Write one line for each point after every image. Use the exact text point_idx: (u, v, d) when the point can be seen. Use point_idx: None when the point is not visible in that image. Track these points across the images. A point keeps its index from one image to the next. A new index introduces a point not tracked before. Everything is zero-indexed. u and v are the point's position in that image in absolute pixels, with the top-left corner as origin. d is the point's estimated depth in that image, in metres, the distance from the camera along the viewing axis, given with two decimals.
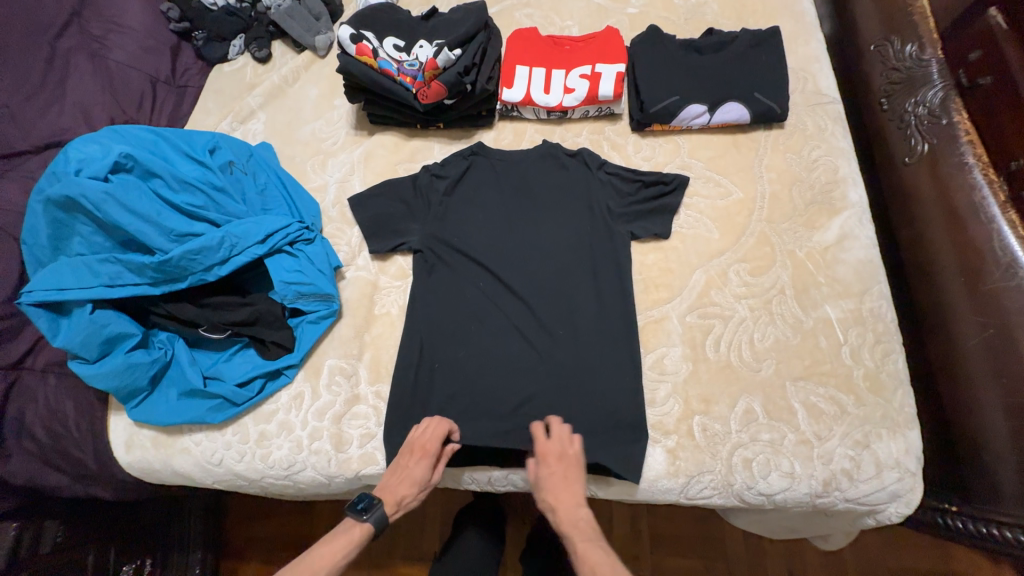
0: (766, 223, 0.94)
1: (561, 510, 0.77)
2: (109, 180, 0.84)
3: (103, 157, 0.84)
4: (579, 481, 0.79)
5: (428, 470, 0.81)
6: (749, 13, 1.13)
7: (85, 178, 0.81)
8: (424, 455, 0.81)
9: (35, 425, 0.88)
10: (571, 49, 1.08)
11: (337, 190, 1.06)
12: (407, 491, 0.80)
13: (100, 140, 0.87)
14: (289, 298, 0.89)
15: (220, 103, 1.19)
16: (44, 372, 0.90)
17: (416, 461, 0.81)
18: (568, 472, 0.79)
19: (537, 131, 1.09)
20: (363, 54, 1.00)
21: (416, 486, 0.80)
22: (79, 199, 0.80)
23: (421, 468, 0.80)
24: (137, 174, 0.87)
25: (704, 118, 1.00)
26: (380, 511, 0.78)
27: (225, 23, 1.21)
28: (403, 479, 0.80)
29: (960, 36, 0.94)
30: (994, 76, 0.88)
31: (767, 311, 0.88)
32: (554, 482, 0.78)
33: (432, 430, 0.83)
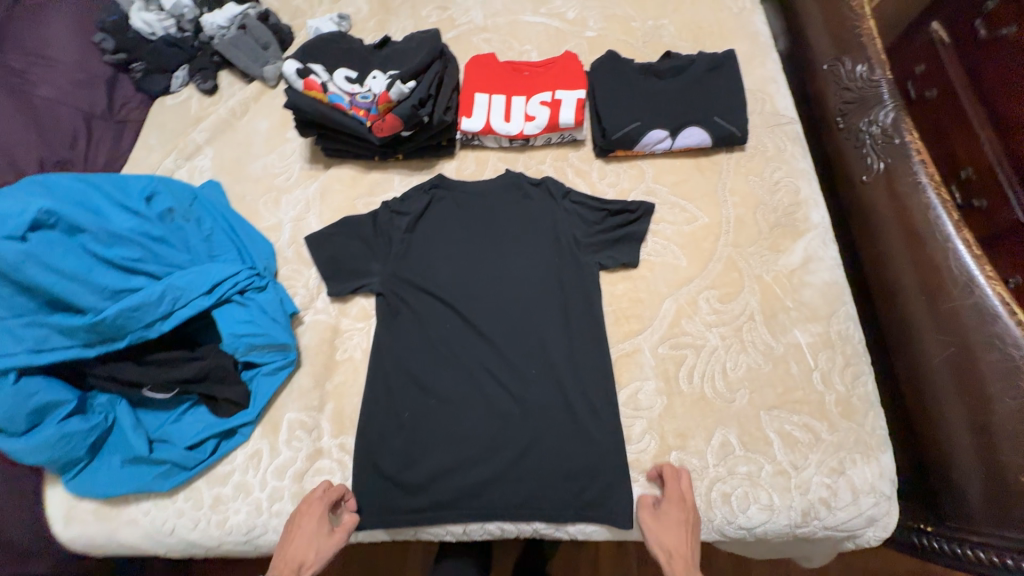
0: (733, 248, 0.93)
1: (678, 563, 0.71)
2: (28, 239, 0.74)
3: (20, 212, 0.74)
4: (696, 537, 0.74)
5: (324, 526, 0.76)
6: (705, 35, 1.14)
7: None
8: (321, 509, 0.77)
9: None
10: (531, 76, 1.07)
11: (292, 229, 1.01)
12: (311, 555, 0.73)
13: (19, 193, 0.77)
14: (241, 350, 0.83)
15: (163, 138, 1.12)
16: None
17: (309, 517, 0.76)
18: (686, 526, 0.74)
19: (500, 160, 1.07)
20: (311, 88, 0.95)
21: (314, 544, 0.74)
22: None
23: (314, 524, 0.76)
24: (61, 230, 0.77)
25: (667, 143, 0.99)
26: None
27: (166, 53, 1.15)
28: (308, 539, 0.74)
29: (908, 48, 1.04)
30: (938, 89, 0.97)
31: (738, 339, 0.87)
32: (671, 539, 0.73)
33: (329, 486, 0.81)
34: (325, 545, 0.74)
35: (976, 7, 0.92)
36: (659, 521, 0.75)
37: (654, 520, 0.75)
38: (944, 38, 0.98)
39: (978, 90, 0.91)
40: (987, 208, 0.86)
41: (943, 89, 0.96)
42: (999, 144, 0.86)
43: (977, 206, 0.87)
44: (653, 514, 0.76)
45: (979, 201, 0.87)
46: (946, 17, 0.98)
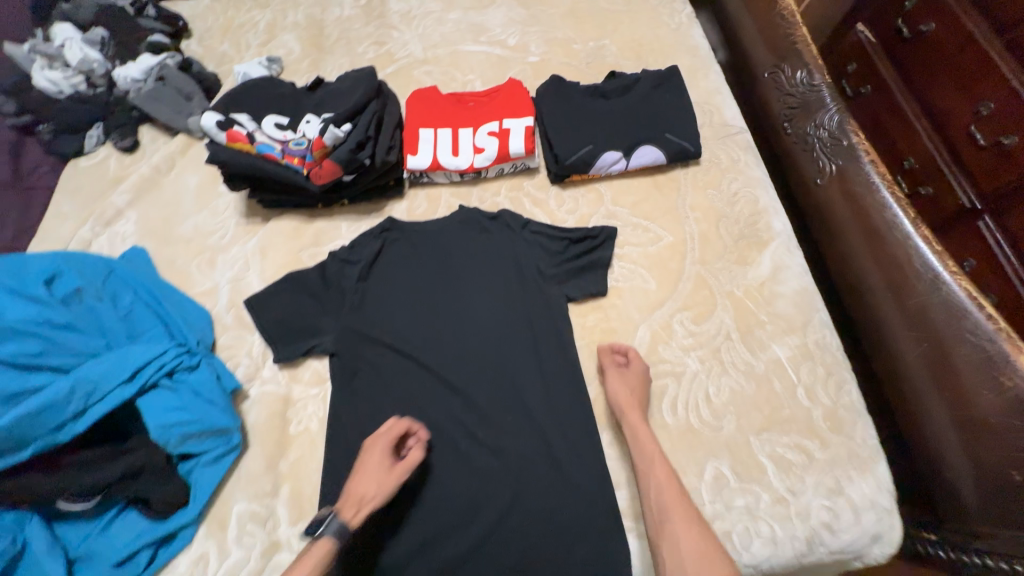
0: (701, 265, 0.91)
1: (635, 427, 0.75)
2: None
3: None
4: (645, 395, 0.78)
5: (387, 460, 0.73)
6: (647, 52, 1.13)
7: None
8: (384, 442, 0.74)
9: None
10: (476, 106, 1.03)
11: (230, 291, 0.92)
12: (374, 497, 0.71)
13: None
14: (174, 442, 0.72)
15: (77, 205, 1.01)
16: None
17: (373, 452, 0.74)
18: (639, 388, 0.78)
19: (453, 195, 1.01)
20: (235, 140, 0.88)
21: (379, 479, 0.71)
22: None
23: (377, 458, 0.73)
24: None
25: (621, 164, 0.97)
26: (337, 520, 0.67)
27: (77, 112, 1.05)
28: (373, 480, 0.71)
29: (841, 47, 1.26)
30: (872, 85, 1.18)
31: (718, 360, 0.83)
32: (624, 397, 0.77)
33: (392, 422, 0.77)
34: (389, 478, 0.72)
35: (891, 15, 1.13)
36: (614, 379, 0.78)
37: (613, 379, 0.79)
38: (869, 38, 1.19)
39: (908, 83, 1.10)
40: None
41: (876, 85, 1.17)
42: (934, 133, 1.05)
43: (924, 192, 1.07)
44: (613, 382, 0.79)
45: (925, 188, 1.07)
46: (867, 22, 1.19)
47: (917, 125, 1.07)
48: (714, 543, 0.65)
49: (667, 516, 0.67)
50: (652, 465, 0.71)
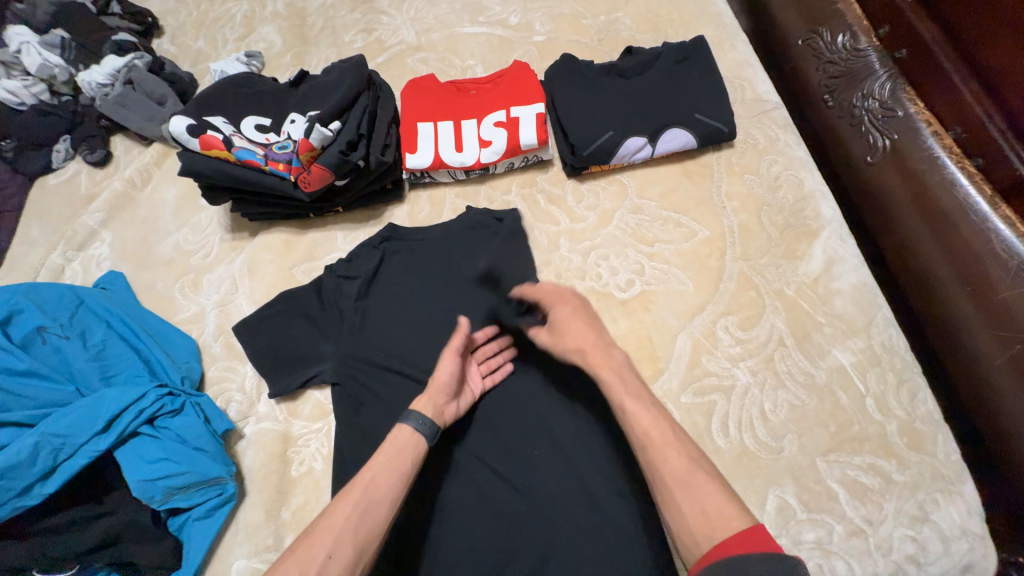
0: (743, 261, 0.80)
1: (594, 358, 0.67)
2: None
3: None
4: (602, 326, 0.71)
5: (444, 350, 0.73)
6: (666, 23, 1.02)
7: None
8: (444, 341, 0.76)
9: None
10: (478, 93, 0.93)
11: (217, 316, 0.83)
12: (442, 380, 0.69)
13: None
14: (160, 498, 0.63)
15: (47, 228, 0.92)
16: None
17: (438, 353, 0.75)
18: (586, 311, 0.72)
19: (458, 196, 0.91)
20: (210, 147, 0.76)
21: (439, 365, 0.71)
22: None
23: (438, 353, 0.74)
24: None
25: (646, 151, 0.85)
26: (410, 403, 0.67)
27: (40, 125, 0.96)
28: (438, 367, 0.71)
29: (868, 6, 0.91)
30: (910, 48, 0.85)
31: (772, 371, 0.73)
32: (576, 324, 0.70)
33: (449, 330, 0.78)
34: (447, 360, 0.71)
35: None
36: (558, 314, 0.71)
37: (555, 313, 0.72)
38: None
39: (956, 41, 0.79)
40: (983, 165, 0.75)
41: (915, 47, 0.84)
42: (983, 95, 0.76)
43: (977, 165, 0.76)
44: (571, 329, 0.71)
45: (977, 160, 0.76)
46: None
47: (964, 91, 0.78)
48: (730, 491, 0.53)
49: (659, 453, 0.56)
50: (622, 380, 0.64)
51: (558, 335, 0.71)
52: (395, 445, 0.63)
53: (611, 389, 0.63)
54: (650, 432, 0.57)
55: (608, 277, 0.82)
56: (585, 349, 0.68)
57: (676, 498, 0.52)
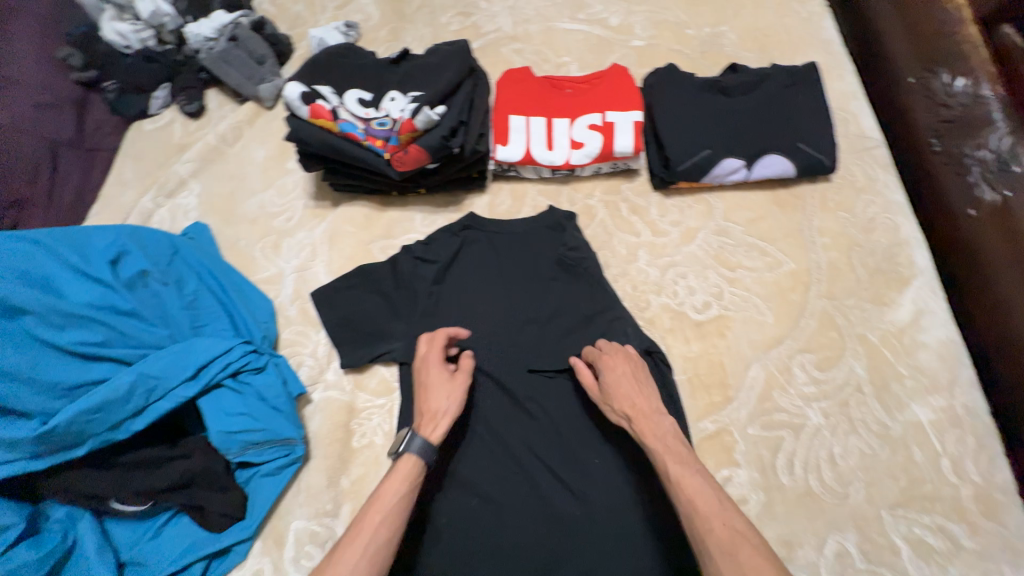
0: (828, 299, 0.78)
1: (642, 422, 0.62)
2: None
3: None
4: (651, 388, 0.67)
5: (443, 372, 0.68)
6: (773, 43, 1.00)
7: None
8: (435, 356, 0.69)
9: None
10: (574, 93, 0.92)
11: (295, 281, 0.84)
12: (451, 409, 0.65)
13: None
14: (236, 450, 0.66)
15: (140, 172, 0.95)
16: None
17: (429, 371, 0.68)
18: (636, 372, 0.68)
19: (540, 193, 0.91)
20: (318, 116, 0.78)
21: (444, 390, 0.66)
22: None
23: (435, 374, 0.68)
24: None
25: (742, 173, 0.84)
26: (418, 437, 0.62)
27: (144, 71, 0.99)
28: (442, 393, 0.66)
29: None
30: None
31: (846, 417, 0.71)
32: (625, 386, 0.66)
33: (432, 339, 0.71)
34: (454, 390, 0.67)
35: None
36: (608, 375, 0.67)
37: (605, 368, 0.68)
38: None
39: None
40: None
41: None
42: None
43: None
44: (615, 372, 0.67)
45: None
46: None
47: None
48: (779, 564, 0.49)
49: (702, 522, 0.52)
50: (666, 441, 0.60)
51: (607, 397, 0.66)
52: (404, 479, 0.60)
53: (657, 457, 0.59)
54: (697, 501, 0.54)
55: (685, 296, 0.81)
56: (631, 415, 0.63)
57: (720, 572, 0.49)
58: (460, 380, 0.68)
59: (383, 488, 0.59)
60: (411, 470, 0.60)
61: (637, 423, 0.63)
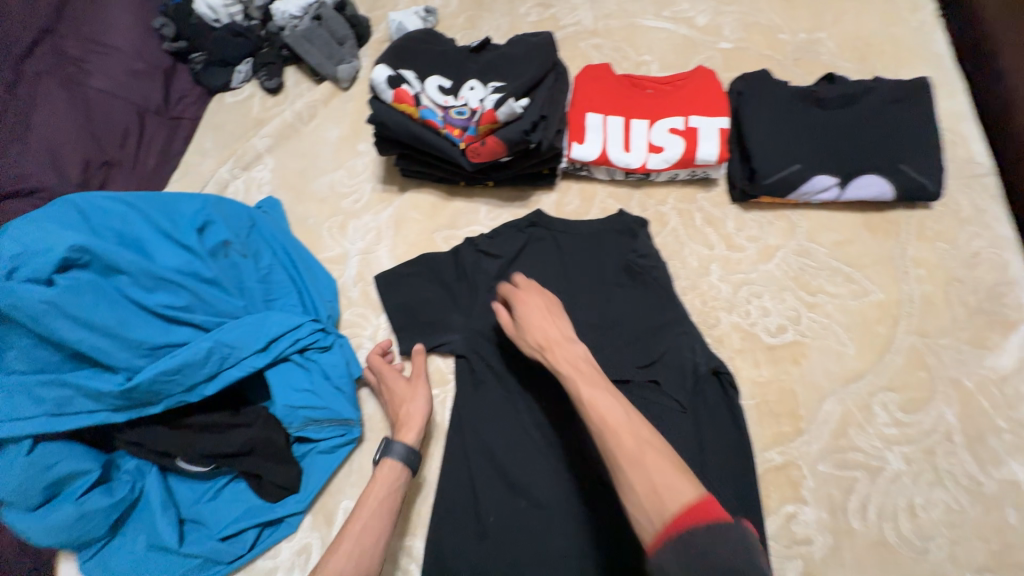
0: (919, 336, 0.72)
1: (553, 350, 0.59)
2: (54, 282, 0.56)
3: (47, 247, 0.56)
4: (563, 317, 0.64)
5: (397, 378, 0.72)
6: (875, 54, 0.93)
7: (19, 282, 0.54)
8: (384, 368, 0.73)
9: None
10: (655, 94, 0.88)
11: (359, 263, 0.85)
12: (419, 409, 0.69)
13: (45, 220, 0.59)
14: (297, 424, 0.67)
15: (219, 143, 0.98)
16: None
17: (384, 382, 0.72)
18: (549, 305, 0.66)
19: (610, 196, 0.88)
20: (401, 101, 0.78)
21: (404, 394, 0.70)
22: (11, 313, 0.54)
23: (392, 381, 0.72)
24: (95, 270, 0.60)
25: (833, 192, 0.78)
26: (393, 442, 0.65)
27: (230, 45, 1.01)
28: (404, 398, 0.70)
29: None
30: None
31: (932, 466, 0.66)
32: (535, 317, 0.64)
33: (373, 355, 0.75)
34: (416, 392, 0.71)
35: None
36: (523, 305, 0.65)
37: (517, 302, 0.66)
38: None
39: None
40: None
41: None
42: None
43: None
44: (523, 302, 0.66)
45: None
46: None
47: None
48: (680, 461, 0.48)
49: (612, 435, 0.49)
50: (581, 367, 0.57)
51: (521, 331, 0.64)
52: (384, 483, 0.63)
53: (568, 382, 0.56)
54: (606, 416, 0.50)
55: (758, 317, 0.76)
56: (543, 343, 0.61)
57: (628, 479, 0.46)
58: (419, 381, 0.72)
59: (365, 495, 0.62)
60: (392, 473, 0.63)
61: (549, 352, 0.60)
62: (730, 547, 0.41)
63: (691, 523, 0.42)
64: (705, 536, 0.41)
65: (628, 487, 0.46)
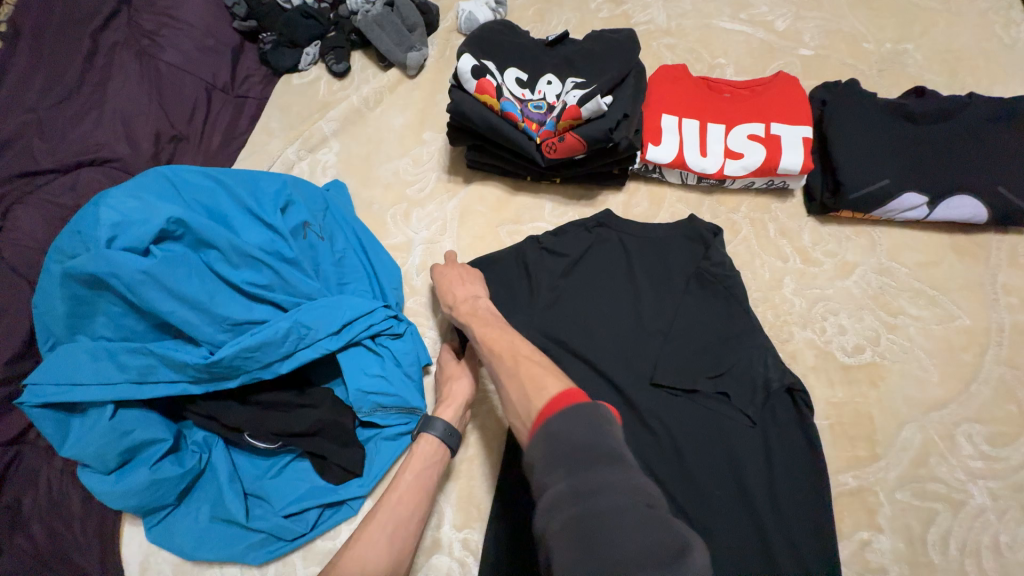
0: (1007, 367, 0.70)
1: (461, 306, 0.70)
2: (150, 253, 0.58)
3: (145, 219, 0.59)
4: (478, 280, 0.74)
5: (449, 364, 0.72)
6: (967, 70, 0.89)
7: (118, 250, 0.56)
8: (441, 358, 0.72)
9: (33, 520, 0.66)
10: (733, 98, 0.85)
11: (423, 252, 0.85)
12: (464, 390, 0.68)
13: (145, 194, 0.61)
14: (366, 410, 0.66)
15: (285, 123, 0.99)
16: (49, 451, 0.70)
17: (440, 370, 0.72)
18: (467, 273, 0.75)
19: (680, 201, 0.86)
20: (483, 92, 0.76)
21: (454, 377, 0.70)
22: (110, 280, 0.56)
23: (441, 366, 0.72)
24: (186, 243, 0.62)
25: (922, 211, 0.75)
26: (434, 421, 0.65)
27: (301, 26, 1.01)
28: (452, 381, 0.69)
29: None
30: None
31: (1019, 504, 0.63)
32: (448, 279, 0.74)
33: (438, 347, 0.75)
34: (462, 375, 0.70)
35: None
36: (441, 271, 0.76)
37: (439, 272, 0.75)
38: None
39: None
40: None
41: None
42: None
43: None
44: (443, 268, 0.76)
45: None
46: None
47: None
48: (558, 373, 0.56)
49: (497, 358, 0.60)
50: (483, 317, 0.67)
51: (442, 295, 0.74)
52: (421, 459, 0.63)
53: (472, 330, 0.66)
54: (493, 346, 0.62)
55: (834, 335, 0.74)
56: (456, 303, 0.71)
57: (508, 391, 0.55)
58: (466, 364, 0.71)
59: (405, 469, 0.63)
60: (426, 449, 0.64)
61: (458, 309, 0.70)
62: (582, 421, 0.45)
63: (551, 412, 0.49)
64: (558, 419, 0.47)
65: (506, 394, 0.55)
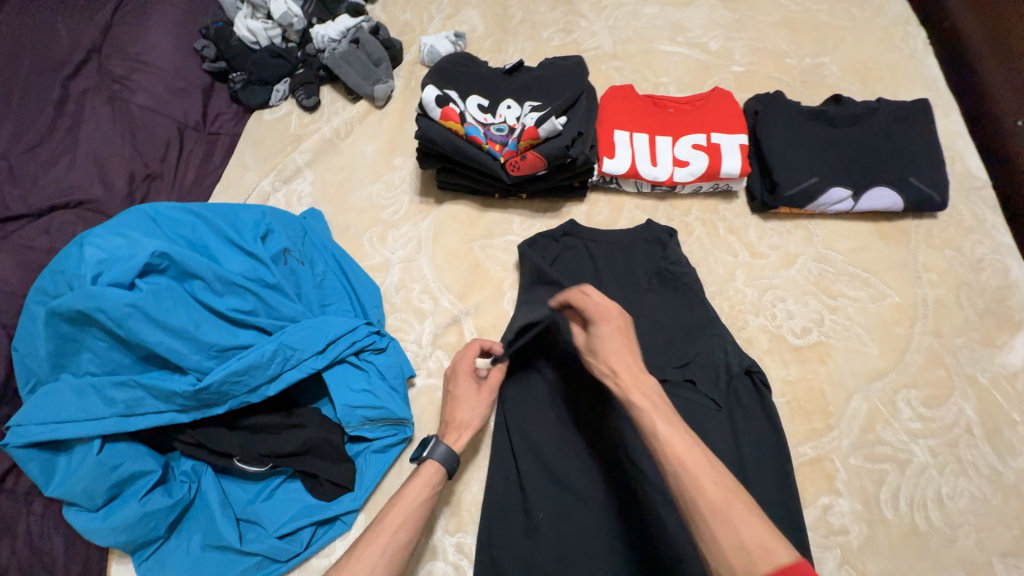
0: (934, 337, 0.78)
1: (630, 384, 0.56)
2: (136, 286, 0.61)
3: (130, 254, 0.61)
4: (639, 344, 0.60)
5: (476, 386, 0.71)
6: (875, 78, 1.01)
7: (104, 285, 0.58)
8: (467, 368, 0.71)
9: (11, 569, 0.65)
10: (676, 112, 0.93)
11: (400, 271, 0.89)
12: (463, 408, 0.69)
13: (130, 231, 0.64)
14: (354, 424, 0.69)
15: (259, 157, 1.02)
16: (27, 496, 0.69)
17: (460, 380, 0.71)
18: (625, 326, 0.61)
19: (638, 207, 0.93)
20: (448, 118, 0.82)
21: (474, 403, 0.69)
22: (97, 314, 0.58)
23: (467, 385, 0.70)
24: (171, 275, 0.64)
25: (848, 204, 0.84)
26: (440, 446, 0.65)
27: (269, 65, 1.06)
28: (471, 406, 0.69)
29: None
30: None
31: (955, 457, 0.70)
32: (615, 344, 0.59)
33: (466, 347, 0.73)
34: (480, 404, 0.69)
35: None
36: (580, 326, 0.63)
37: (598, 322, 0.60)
38: None
39: None
40: None
41: None
42: None
43: None
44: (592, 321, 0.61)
45: None
46: None
47: None
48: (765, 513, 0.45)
49: (691, 478, 0.47)
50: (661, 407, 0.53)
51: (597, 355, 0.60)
52: (423, 484, 0.63)
53: (642, 414, 0.53)
54: (681, 456, 0.48)
55: (784, 319, 0.81)
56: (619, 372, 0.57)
57: (709, 529, 0.44)
58: (489, 392, 0.71)
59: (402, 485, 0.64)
60: (430, 474, 0.64)
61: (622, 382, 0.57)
62: None
63: None
64: None
65: (697, 527, 0.45)
